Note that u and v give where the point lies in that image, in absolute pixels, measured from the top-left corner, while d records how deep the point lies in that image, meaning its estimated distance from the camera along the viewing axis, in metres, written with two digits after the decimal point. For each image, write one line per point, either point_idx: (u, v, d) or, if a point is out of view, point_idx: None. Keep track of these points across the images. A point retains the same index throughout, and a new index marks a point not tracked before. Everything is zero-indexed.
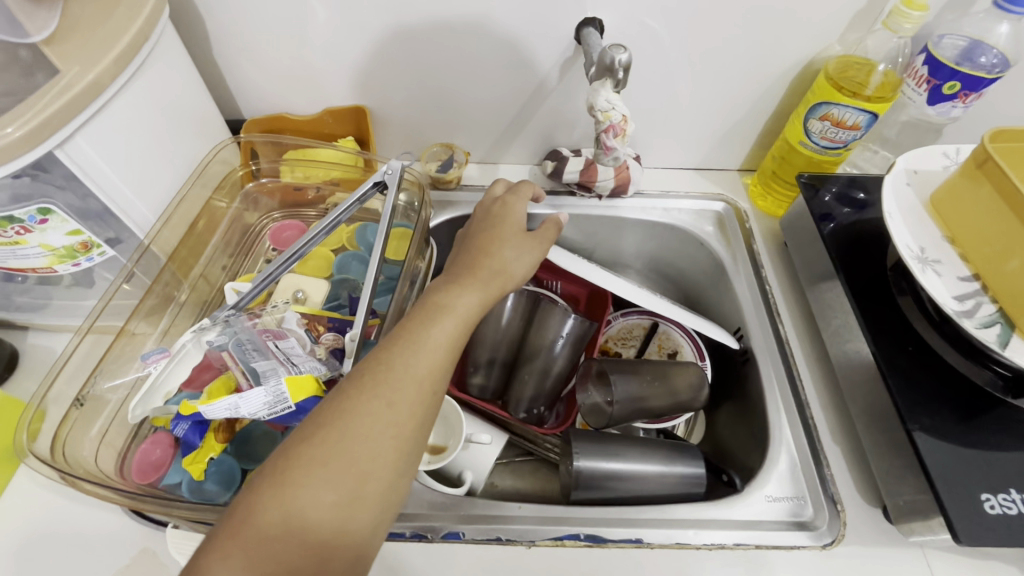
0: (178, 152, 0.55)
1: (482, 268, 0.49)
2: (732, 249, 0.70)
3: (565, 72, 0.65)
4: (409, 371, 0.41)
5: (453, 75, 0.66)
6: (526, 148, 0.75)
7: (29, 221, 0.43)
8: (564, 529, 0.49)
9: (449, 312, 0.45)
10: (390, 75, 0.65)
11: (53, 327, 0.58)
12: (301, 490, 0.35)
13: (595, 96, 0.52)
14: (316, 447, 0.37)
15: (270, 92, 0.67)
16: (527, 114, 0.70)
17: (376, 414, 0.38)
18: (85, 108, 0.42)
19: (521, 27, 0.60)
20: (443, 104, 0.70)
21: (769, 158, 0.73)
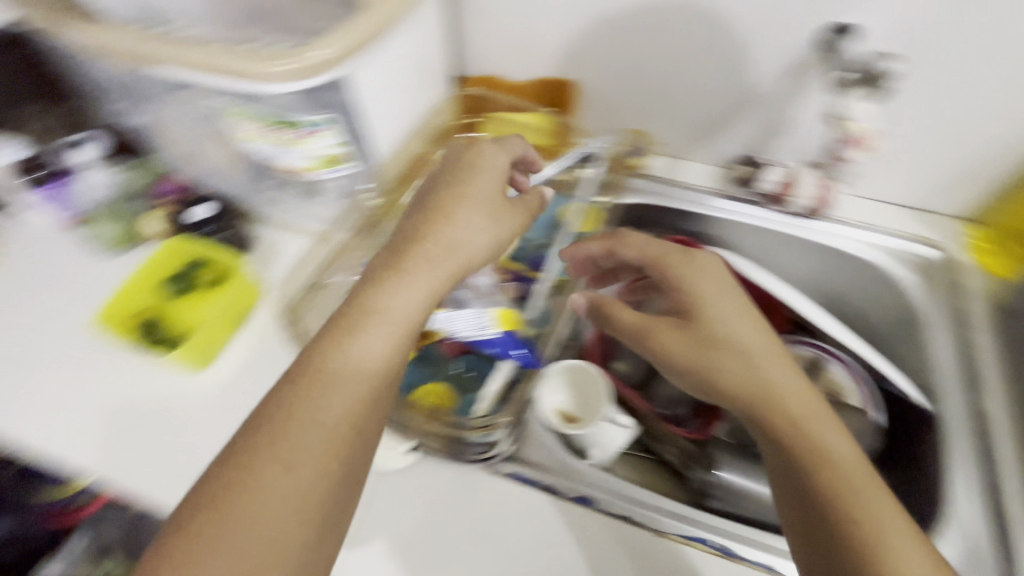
0: (415, 94, 0.61)
1: (415, 250, 0.45)
2: (937, 301, 0.63)
3: (794, 77, 0.61)
4: (335, 363, 0.40)
5: (671, 63, 0.65)
6: (721, 150, 0.73)
7: (314, 126, 0.51)
8: (693, 530, 0.49)
9: (382, 308, 0.43)
10: (608, 54, 0.67)
11: (280, 223, 0.69)
12: (223, 470, 0.36)
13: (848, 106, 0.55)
14: (221, 495, 0.35)
15: (493, 54, 0.71)
16: (734, 115, 0.68)
17: (312, 393, 0.39)
18: (374, 45, 0.49)
19: (761, 25, 0.58)
20: (649, 91, 0.69)
21: (1004, 214, 0.64)
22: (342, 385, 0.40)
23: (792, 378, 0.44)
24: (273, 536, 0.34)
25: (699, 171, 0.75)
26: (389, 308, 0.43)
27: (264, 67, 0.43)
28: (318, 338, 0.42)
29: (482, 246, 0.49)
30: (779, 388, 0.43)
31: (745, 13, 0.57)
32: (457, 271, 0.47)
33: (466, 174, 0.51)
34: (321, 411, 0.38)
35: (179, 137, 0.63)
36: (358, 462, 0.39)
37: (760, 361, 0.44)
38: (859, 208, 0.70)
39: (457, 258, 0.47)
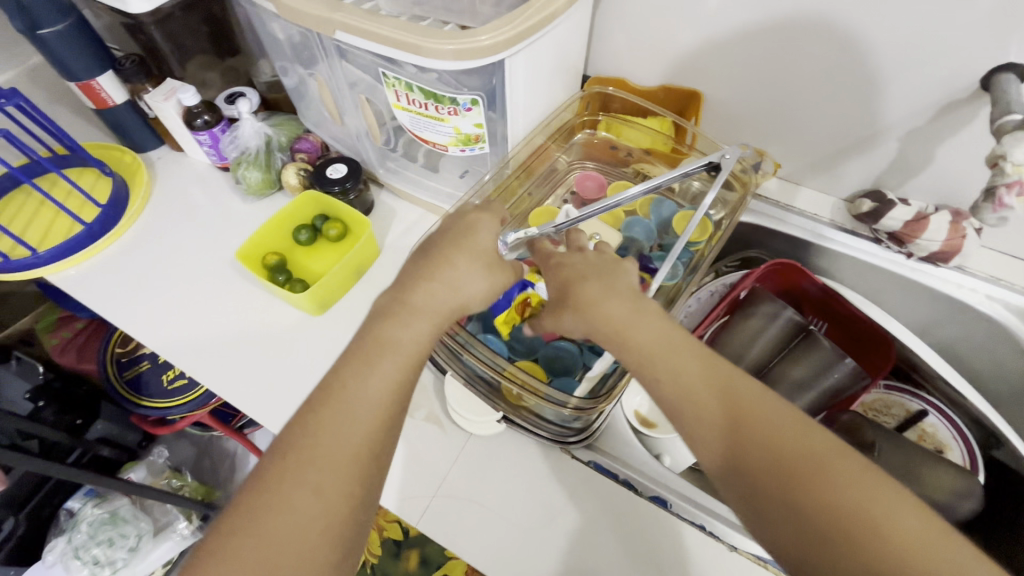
0: (550, 89, 0.64)
1: (421, 296, 0.46)
2: None
3: (944, 116, 0.58)
4: (357, 394, 0.42)
5: (807, 87, 0.63)
6: (844, 181, 0.70)
7: (461, 106, 0.55)
8: (770, 552, 0.49)
9: (397, 346, 0.44)
10: (743, 69, 0.66)
11: (401, 192, 0.74)
12: (267, 490, 0.39)
13: (1012, 146, 0.48)
14: (263, 496, 0.39)
15: (625, 56, 0.73)
16: (867, 147, 0.65)
17: (339, 426, 0.41)
18: (528, 39, 0.51)
19: (918, 59, 0.55)
20: (777, 112, 0.68)
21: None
22: (340, 415, 0.41)
23: (783, 413, 0.38)
24: (302, 541, 0.38)
25: (816, 200, 0.72)
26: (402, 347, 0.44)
27: (439, 44, 0.48)
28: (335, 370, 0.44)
29: (486, 295, 0.49)
30: (793, 446, 0.36)
31: (905, 45, 0.55)
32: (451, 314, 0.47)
33: (464, 232, 0.50)
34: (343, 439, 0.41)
35: (327, 101, 0.68)
36: (380, 479, 0.43)
37: (766, 423, 0.37)
38: (995, 260, 0.65)
39: (454, 302, 0.47)
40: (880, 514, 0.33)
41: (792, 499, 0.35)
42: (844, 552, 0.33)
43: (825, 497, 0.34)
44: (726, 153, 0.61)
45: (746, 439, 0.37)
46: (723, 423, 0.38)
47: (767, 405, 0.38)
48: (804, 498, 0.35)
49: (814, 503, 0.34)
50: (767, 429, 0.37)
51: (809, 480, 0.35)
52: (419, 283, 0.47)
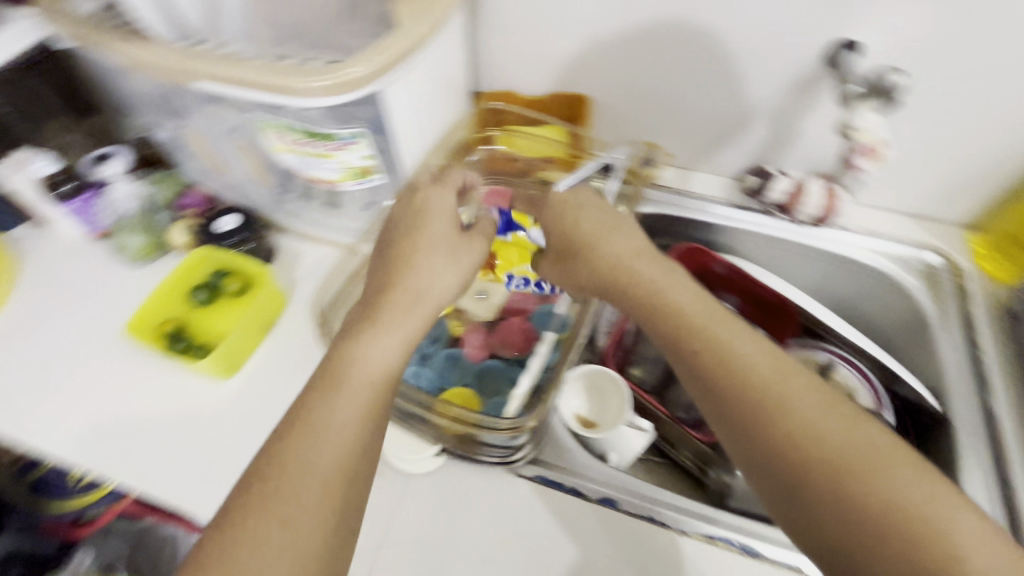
0: (435, 106, 0.63)
1: (386, 303, 0.46)
2: (941, 305, 0.66)
3: (800, 91, 0.63)
4: (329, 435, 0.40)
5: (680, 79, 0.67)
6: (730, 160, 0.74)
7: (344, 141, 0.54)
8: (717, 529, 0.51)
9: (357, 372, 0.43)
10: (620, 69, 0.68)
11: (303, 235, 0.70)
12: (226, 550, 0.36)
13: (852, 114, 0.55)
14: (227, 535, 0.36)
15: (509, 70, 0.73)
16: (742, 128, 0.69)
17: (305, 461, 0.39)
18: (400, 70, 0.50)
19: (768, 43, 0.60)
20: (659, 104, 0.71)
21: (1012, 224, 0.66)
22: (321, 442, 0.40)
23: (809, 402, 0.39)
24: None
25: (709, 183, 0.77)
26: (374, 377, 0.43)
27: (304, 82, 0.46)
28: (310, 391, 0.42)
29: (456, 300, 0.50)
30: (799, 427, 0.38)
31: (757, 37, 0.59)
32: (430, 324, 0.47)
33: (420, 221, 0.52)
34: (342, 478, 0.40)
35: (207, 153, 0.64)
36: (355, 507, 0.40)
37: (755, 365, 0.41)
38: (867, 214, 0.72)
39: (429, 304, 0.48)
40: (849, 443, 0.37)
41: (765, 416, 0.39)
42: (811, 471, 0.37)
43: (796, 421, 0.38)
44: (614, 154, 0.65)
45: (733, 368, 0.41)
46: (713, 346, 0.42)
47: (749, 344, 0.43)
48: (813, 479, 0.36)
49: (786, 427, 0.38)
50: (743, 362, 0.41)
51: (788, 408, 0.39)
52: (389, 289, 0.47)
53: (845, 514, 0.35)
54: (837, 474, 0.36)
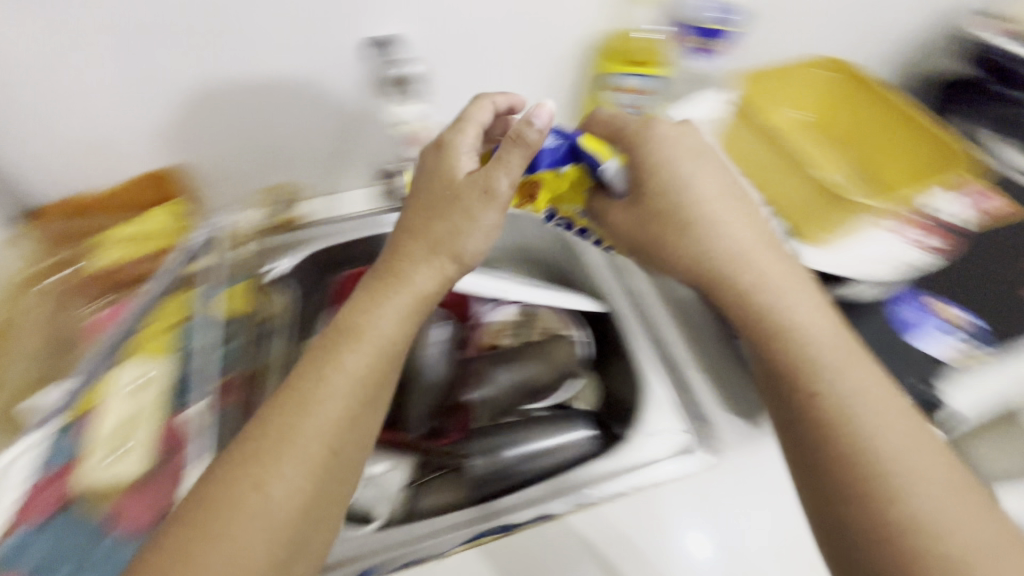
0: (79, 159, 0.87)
1: (644, 234, 0.72)
2: (634, 336, 0.82)
3: (361, 101, 0.94)
4: (310, 417, 0.54)
5: (231, 120, 0.90)
6: (345, 166, 1.03)
7: None
8: (502, 519, 0.65)
9: (341, 366, 0.57)
10: (192, 126, 0.89)
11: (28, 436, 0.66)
12: (250, 489, 0.49)
13: (387, 108, 0.89)
14: (251, 449, 0.52)
15: (49, 169, 0.86)
16: (334, 143, 0.99)
17: (291, 433, 0.53)
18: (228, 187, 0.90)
19: (318, 68, 0.87)
20: (246, 146, 0.95)
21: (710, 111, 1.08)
22: (819, 425, 0.55)
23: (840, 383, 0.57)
24: (273, 522, 0.49)
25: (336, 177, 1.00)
26: (346, 368, 0.57)
27: None
28: (785, 365, 0.60)
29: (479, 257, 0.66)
30: (830, 395, 0.56)
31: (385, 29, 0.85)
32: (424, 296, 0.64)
33: (646, 172, 0.72)
34: (841, 425, 0.54)
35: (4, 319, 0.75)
36: (344, 465, 0.54)
37: (787, 326, 0.62)
38: None
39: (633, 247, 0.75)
40: (851, 395, 0.56)
41: (789, 363, 0.60)
42: (824, 407, 0.56)
43: (809, 362, 0.59)
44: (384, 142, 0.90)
45: (823, 371, 0.58)
46: (800, 353, 0.60)
47: (845, 386, 0.57)
48: (839, 442, 0.54)
49: (799, 360, 0.59)
50: (807, 351, 0.60)
51: (809, 377, 0.58)
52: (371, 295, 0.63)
53: (833, 462, 0.53)
54: (812, 390, 0.57)
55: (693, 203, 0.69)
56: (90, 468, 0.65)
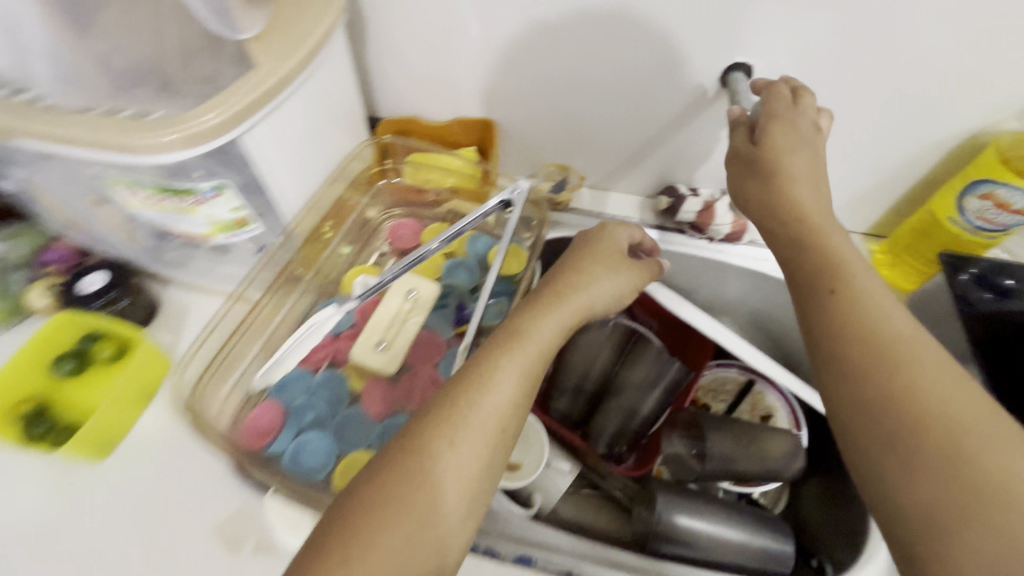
0: (337, 99, 0.57)
1: (567, 288, 0.51)
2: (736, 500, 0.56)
3: (695, 115, 0.64)
4: (483, 407, 0.40)
5: (589, 116, 0.67)
6: (524, 164, 0.76)
7: (204, 194, 0.45)
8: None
9: (529, 347, 0.45)
10: (521, 64, 0.63)
11: (191, 285, 0.63)
12: (397, 482, 0.36)
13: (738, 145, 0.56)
14: (374, 511, 0.35)
15: (409, 95, 0.70)
16: (646, 152, 0.70)
17: (451, 441, 0.38)
18: (309, 65, 0.47)
19: (690, 46, 0.57)
20: (446, 87, 0.68)
21: (904, 226, 0.66)
22: None
23: None
24: None
25: (624, 203, 0.76)
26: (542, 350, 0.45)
27: (147, 135, 0.39)
28: (916, 444, 0.33)
29: (612, 301, 0.53)
30: None
31: (642, 65, 0.60)
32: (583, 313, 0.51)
33: (842, 276, 0.40)
34: None
35: (58, 204, 0.53)
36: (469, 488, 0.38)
37: (931, 372, 0.35)
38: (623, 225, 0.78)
39: (627, 275, 0.55)
40: None
41: (989, 492, 0.30)
42: (928, 450, 0.33)
43: (914, 390, 0.34)
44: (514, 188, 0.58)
45: (958, 445, 0.32)
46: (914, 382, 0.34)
47: None
48: None
49: (919, 421, 0.33)
50: (947, 401, 0.33)
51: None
52: (547, 307, 0.48)
53: None
54: (925, 428, 0.33)
55: (785, 207, 0.45)
56: (361, 343, 0.54)
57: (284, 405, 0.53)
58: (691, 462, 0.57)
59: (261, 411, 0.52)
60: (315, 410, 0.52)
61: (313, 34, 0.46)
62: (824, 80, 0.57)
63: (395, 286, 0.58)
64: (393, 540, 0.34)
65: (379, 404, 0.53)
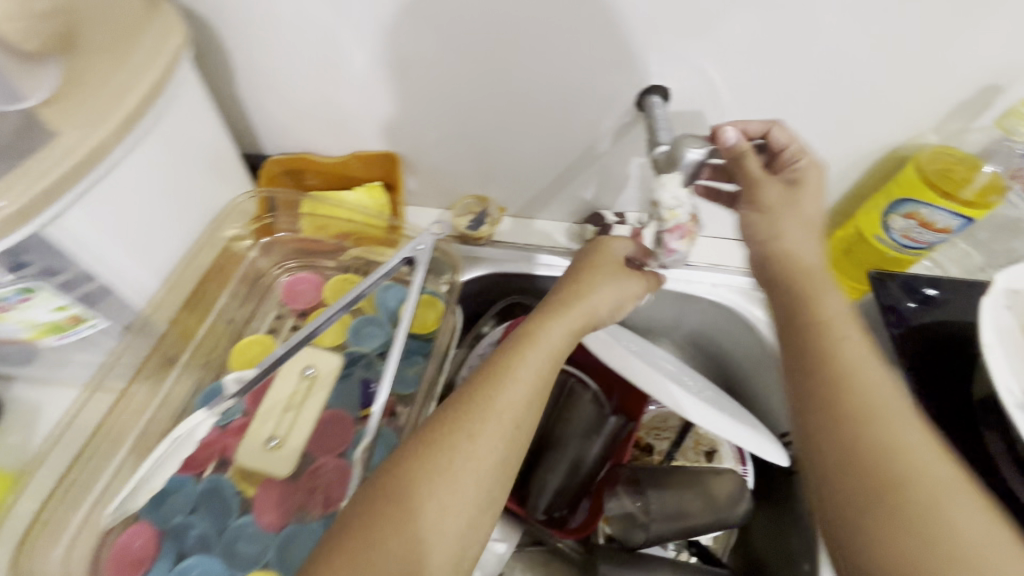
0: (197, 150, 0.48)
1: (571, 295, 0.48)
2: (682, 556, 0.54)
3: (616, 139, 0.59)
4: (501, 404, 0.41)
5: (502, 143, 0.61)
6: (439, 195, 0.69)
7: (8, 299, 0.37)
8: None
9: (545, 344, 0.45)
10: (420, 92, 0.56)
11: (41, 379, 0.52)
12: (422, 474, 0.37)
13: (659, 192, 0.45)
14: (384, 521, 0.35)
15: (297, 131, 0.61)
16: (568, 177, 0.64)
17: (464, 453, 0.38)
18: (138, 124, 0.39)
19: (601, 68, 0.51)
20: (338, 119, 0.59)
21: (835, 237, 0.64)
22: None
23: None
24: None
25: (549, 230, 0.70)
26: (558, 348, 0.45)
27: None
28: (851, 493, 0.34)
29: (615, 309, 0.50)
30: None
31: (553, 90, 0.54)
32: (589, 320, 0.48)
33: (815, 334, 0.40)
34: None
35: None
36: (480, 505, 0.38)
37: (909, 442, 0.34)
38: None
39: (633, 288, 0.51)
40: None
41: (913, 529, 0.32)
42: (882, 513, 0.33)
43: (883, 452, 0.34)
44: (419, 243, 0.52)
45: (894, 492, 0.33)
46: (885, 445, 0.34)
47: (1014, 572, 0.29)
48: None
49: (917, 501, 0.32)
50: (925, 475, 0.33)
51: (942, 500, 0.32)
52: (560, 306, 0.47)
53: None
54: (893, 492, 0.33)
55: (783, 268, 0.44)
56: (250, 440, 0.47)
57: (160, 526, 0.44)
58: (635, 521, 0.54)
59: (127, 541, 0.43)
60: (199, 529, 0.45)
61: (134, 88, 0.37)
62: (742, 100, 0.53)
63: (288, 364, 0.50)
64: (416, 528, 0.35)
65: (270, 511, 0.45)
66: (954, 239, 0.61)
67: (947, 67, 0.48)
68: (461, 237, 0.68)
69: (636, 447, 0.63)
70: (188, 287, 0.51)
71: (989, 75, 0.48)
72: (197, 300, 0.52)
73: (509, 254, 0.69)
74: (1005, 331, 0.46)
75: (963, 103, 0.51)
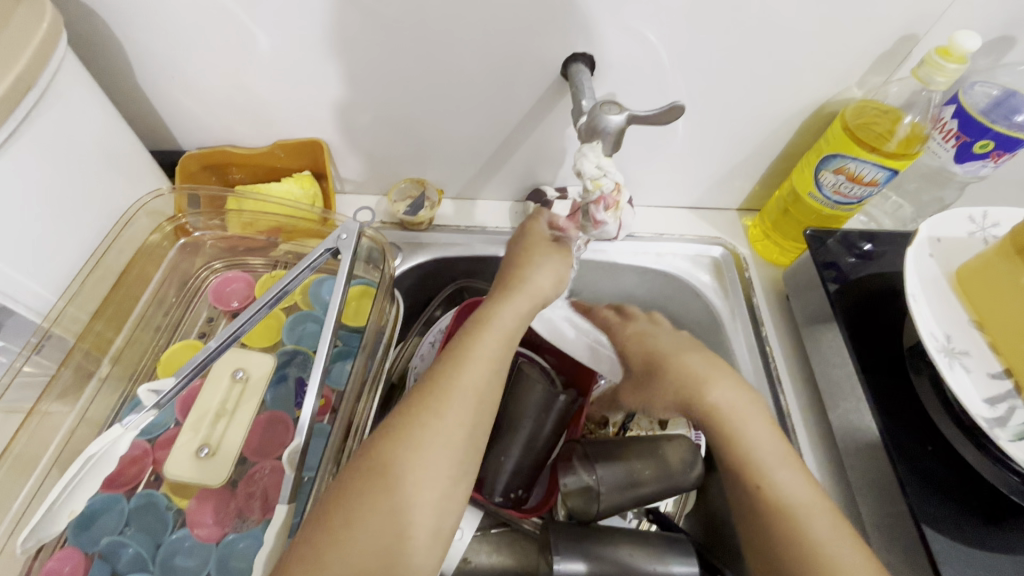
0: (92, 151, 0.45)
1: (513, 275, 0.48)
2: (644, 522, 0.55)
3: (546, 112, 0.57)
4: (465, 383, 0.40)
5: (430, 124, 0.59)
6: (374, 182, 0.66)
7: None
8: None
9: (500, 326, 0.43)
10: (334, 76, 0.53)
11: None
12: (392, 455, 0.36)
13: (582, 161, 0.44)
14: (357, 499, 0.35)
15: (213, 124, 0.58)
16: (503, 156, 0.62)
17: (434, 434, 0.37)
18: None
19: (518, 42, 0.50)
20: (253, 110, 0.56)
21: (775, 199, 0.65)
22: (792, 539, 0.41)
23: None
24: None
25: (494, 210, 0.69)
26: (513, 329, 0.44)
27: None
28: (776, 531, 0.41)
29: (557, 285, 0.49)
30: None
31: (472, 66, 0.52)
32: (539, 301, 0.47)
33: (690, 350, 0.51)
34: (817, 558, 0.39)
35: None
36: (451, 486, 0.37)
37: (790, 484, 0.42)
38: None
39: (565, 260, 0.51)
40: None
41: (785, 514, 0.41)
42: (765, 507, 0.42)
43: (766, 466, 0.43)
44: (342, 232, 0.51)
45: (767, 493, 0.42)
46: None
47: None
48: None
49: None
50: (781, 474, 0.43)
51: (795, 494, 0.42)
52: (509, 286, 0.47)
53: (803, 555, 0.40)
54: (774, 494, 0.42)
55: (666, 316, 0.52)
56: (180, 451, 0.45)
57: (89, 550, 0.42)
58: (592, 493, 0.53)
59: (54, 565, 0.41)
60: (133, 548, 0.42)
61: None
62: (668, 66, 0.52)
63: (217, 367, 0.48)
64: (394, 501, 0.35)
65: (210, 522, 0.44)
66: (885, 192, 0.63)
67: (861, 21, 0.48)
68: (399, 223, 0.66)
69: (593, 421, 0.63)
70: (100, 298, 0.49)
71: (905, 26, 0.48)
72: (115, 308, 0.50)
73: (451, 236, 0.67)
74: (930, 280, 0.48)
75: (880, 56, 0.51)
